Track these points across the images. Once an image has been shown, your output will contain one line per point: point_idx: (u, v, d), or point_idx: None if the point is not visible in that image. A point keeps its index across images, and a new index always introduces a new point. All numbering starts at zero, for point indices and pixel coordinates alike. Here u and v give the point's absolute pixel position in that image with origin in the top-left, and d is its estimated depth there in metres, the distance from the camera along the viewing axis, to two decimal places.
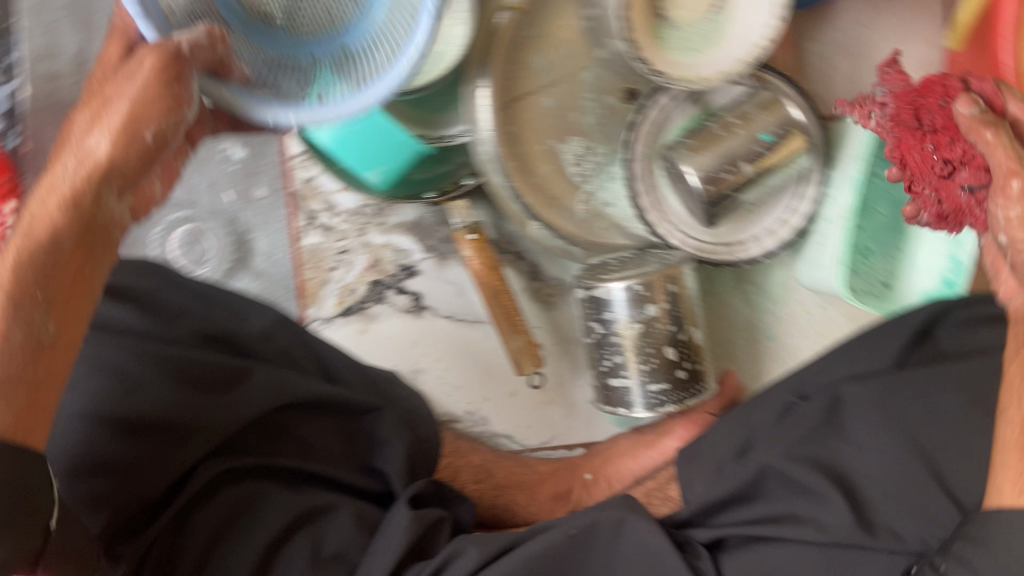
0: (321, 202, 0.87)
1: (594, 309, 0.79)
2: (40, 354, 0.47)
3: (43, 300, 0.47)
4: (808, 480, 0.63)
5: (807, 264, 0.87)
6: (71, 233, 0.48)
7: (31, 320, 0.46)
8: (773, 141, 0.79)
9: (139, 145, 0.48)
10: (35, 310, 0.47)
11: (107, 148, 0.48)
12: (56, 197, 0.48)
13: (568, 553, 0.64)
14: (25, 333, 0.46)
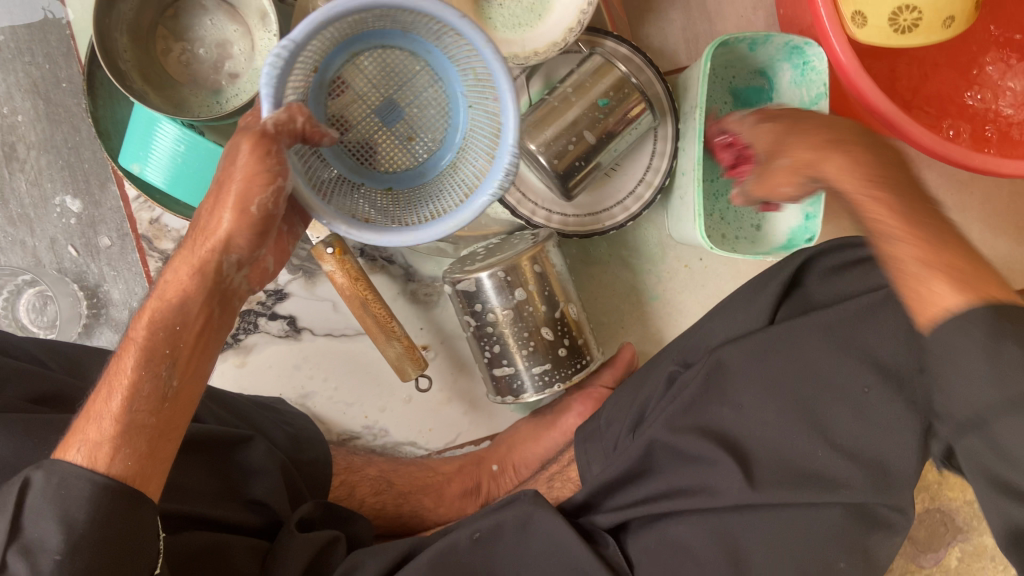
0: (171, 240, 0.82)
1: (465, 302, 0.77)
2: (166, 403, 0.52)
3: (166, 363, 0.52)
4: (694, 447, 0.61)
5: (676, 221, 0.86)
6: (185, 317, 0.53)
7: (157, 383, 0.51)
8: (612, 103, 0.77)
9: (251, 218, 0.53)
10: (160, 370, 0.52)
11: (226, 224, 0.52)
12: (190, 264, 0.53)
13: (474, 553, 0.64)
14: (119, 389, 0.50)
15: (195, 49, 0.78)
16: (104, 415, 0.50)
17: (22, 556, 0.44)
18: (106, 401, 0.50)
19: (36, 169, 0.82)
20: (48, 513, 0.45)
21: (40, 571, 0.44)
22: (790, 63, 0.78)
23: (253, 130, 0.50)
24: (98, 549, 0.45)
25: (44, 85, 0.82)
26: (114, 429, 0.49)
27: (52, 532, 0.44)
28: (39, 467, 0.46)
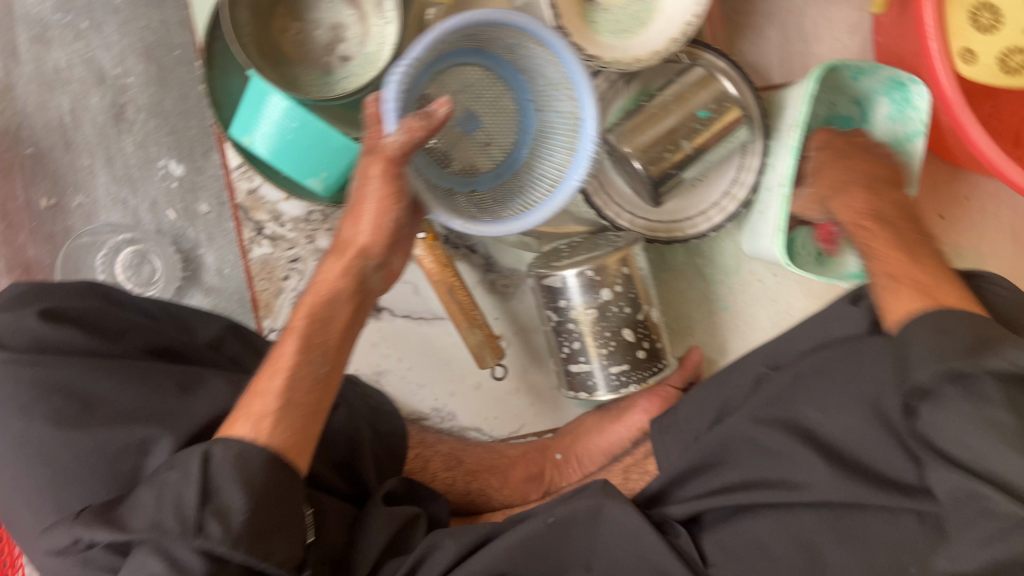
0: (267, 212, 0.85)
1: (548, 298, 0.79)
2: (319, 387, 0.56)
3: (320, 351, 0.57)
4: (774, 444, 0.63)
5: (750, 236, 0.88)
6: (333, 310, 0.59)
7: (312, 368, 0.56)
8: (712, 116, 0.79)
9: (384, 231, 0.59)
10: (313, 360, 0.56)
11: (365, 235, 0.59)
12: (343, 259, 0.60)
13: (551, 538, 0.64)
14: (281, 372, 0.54)
15: (311, 30, 0.81)
16: (266, 392, 0.53)
17: (216, 518, 0.47)
18: (269, 381, 0.54)
19: (143, 131, 0.84)
20: (232, 481, 0.49)
21: (232, 530, 0.47)
22: (889, 98, 0.83)
23: (378, 154, 0.55)
24: (265, 511, 0.49)
25: (157, 51, 0.84)
26: (276, 406, 0.53)
27: (237, 497, 0.48)
28: (217, 444, 0.50)
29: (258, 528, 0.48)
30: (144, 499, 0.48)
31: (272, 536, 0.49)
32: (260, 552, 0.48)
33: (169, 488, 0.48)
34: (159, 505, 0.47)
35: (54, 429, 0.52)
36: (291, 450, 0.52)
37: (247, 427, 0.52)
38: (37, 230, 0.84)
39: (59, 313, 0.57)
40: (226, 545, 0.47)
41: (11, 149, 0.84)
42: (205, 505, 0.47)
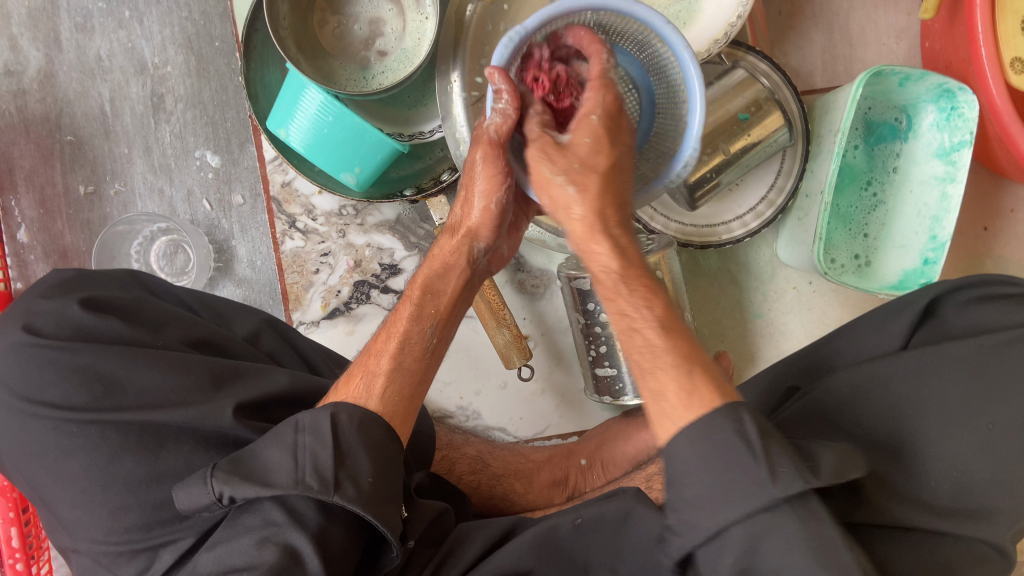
0: (300, 205, 0.85)
1: (579, 299, 0.78)
2: (431, 356, 0.58)
3: (433, 322, 0.58)
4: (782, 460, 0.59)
5: (789, 240, 0.87)
6: (431, 299, 0.59)
7: (423, 336, 0.58)
8: (752, 119, 0.78)
9: (492, 213, 0.57)
10: (425, 329, 0.58)
11: (474, 219, 0.58)
12: (454, 239, 0.59)
13: (575, 541, 0.64)
14: (397, 335, 0.57)
15: (349, 24, 0.80)
16: (380, 355, 0.56)
17: (349, 479, 0.47)
18: (384, 343, 0.57)
19: (181, 122, 0.85)
20: (359, 445, 0.49)
21: (363, 492, 0.47)
22: (936, 105, 0.82)
23: (479, 138, 0.53)
24: (386, 475, 0.50)
25: (197, 41, 0.85)
26: (389, 369, 0.55)
27: (364, 460, 0.49)
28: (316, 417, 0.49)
29: (381, 492, 0.49)
30: (275, 457, 0.48)
31: (389, 503, 0.49)
32: (382, 516, 0.48)
33: (300, 446, 0.48)
34: (295, 463, 0.47)
35: (97, 415, 0.52)
36: (394, 416, 0.54)
37: (361, 387, 0.54)
38: (74, 217, 0.85)
39: (99, 302, 0.58)
40: (358, 506, 0.47)
41: (52, 135, 0.85)
42: (339, 467, 0.47)
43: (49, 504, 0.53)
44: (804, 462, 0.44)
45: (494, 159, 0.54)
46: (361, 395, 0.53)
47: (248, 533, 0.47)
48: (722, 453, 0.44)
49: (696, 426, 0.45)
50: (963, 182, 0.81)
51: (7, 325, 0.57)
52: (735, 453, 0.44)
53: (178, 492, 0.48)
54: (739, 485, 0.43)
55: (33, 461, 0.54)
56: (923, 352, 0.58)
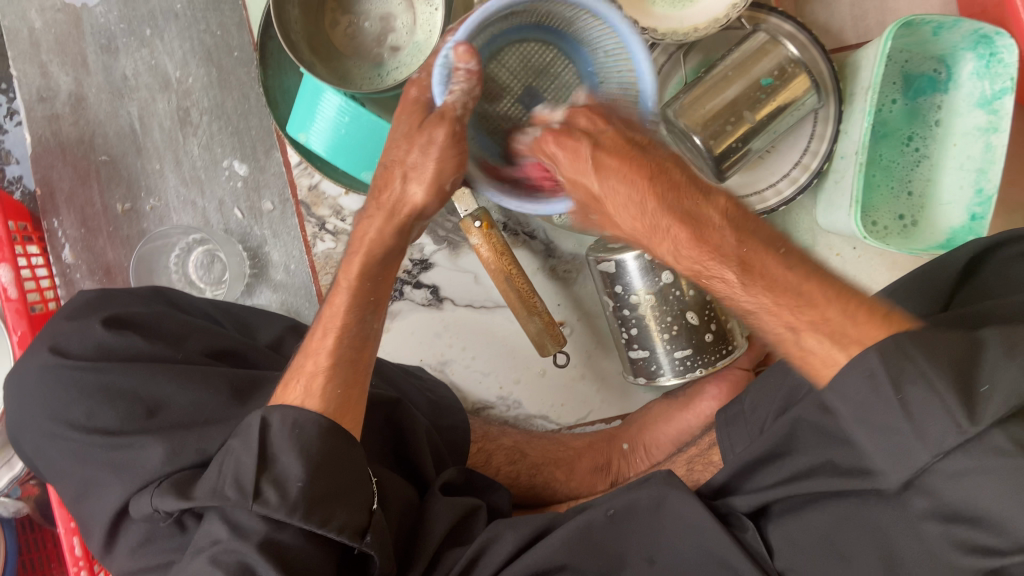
0: (328, 208, 0.86)
1: (609, 282, 0.77)
2: (366, 342, 0.57)
3: (371, 306, 0.57)
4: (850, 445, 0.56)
5: (826, 207, 0.83)
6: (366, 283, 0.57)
7: (363, 323, 0.57)
8: (776, 83, 0.75)
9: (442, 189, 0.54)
10: (365, 315, 0.57)
11: (421, 197, 0.54)
12: (393, 221, 0.55)
13: (612, 529, 0.64)
14: (335, 308, 0.57)
15: (360, 22, 0.80)
16: (320, 350, 0.56)
17: (272, 485, 0.48)
18: (321, 339, 0.56)
19: (208, 134, 0.87)
20: (288, 447, 0.49)
21: (288, 497, 0.47)
22: (974, 52, 0.78)
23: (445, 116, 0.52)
24: (323, 475, 0.49)
25: (217, 52, 0.86)
26: (328, 364, 0.55)
27: (294, 463, 0.48)
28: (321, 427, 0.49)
29: (315, 493, 0.48)
30: (210, 471, 0.50)
31: (331, 500, 0.49)
32: (320, 517, 0.48)
33: (232, 456, 0.50)
34: (221, 474, 0.49)
35: (119, 429, 0.54)
36: (340, 411, 0.53)
37: (301, 388, 0.54)
38: (115, 234, 0.88)
39: (122, 319, 0.60)
40: (280, 513, 0.47)
41: (87, 157, 0.87)
42: (262, 474, 0.48)
43: (88, 517, 0.55)
44: (966, 386, 0.42)
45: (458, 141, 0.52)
46: (301, 397, 0.53)
47: (200, 553, 0.48)
48: (890, 393, 0.43)
49: (889, 377, 0.43)
50: (1008, 131, 0.77)
51: (38, 347, 0.59)
52: (915, 398, 0.42)
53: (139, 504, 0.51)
54: (935, 425, 0.42)
55: (68, 475, 0.56)
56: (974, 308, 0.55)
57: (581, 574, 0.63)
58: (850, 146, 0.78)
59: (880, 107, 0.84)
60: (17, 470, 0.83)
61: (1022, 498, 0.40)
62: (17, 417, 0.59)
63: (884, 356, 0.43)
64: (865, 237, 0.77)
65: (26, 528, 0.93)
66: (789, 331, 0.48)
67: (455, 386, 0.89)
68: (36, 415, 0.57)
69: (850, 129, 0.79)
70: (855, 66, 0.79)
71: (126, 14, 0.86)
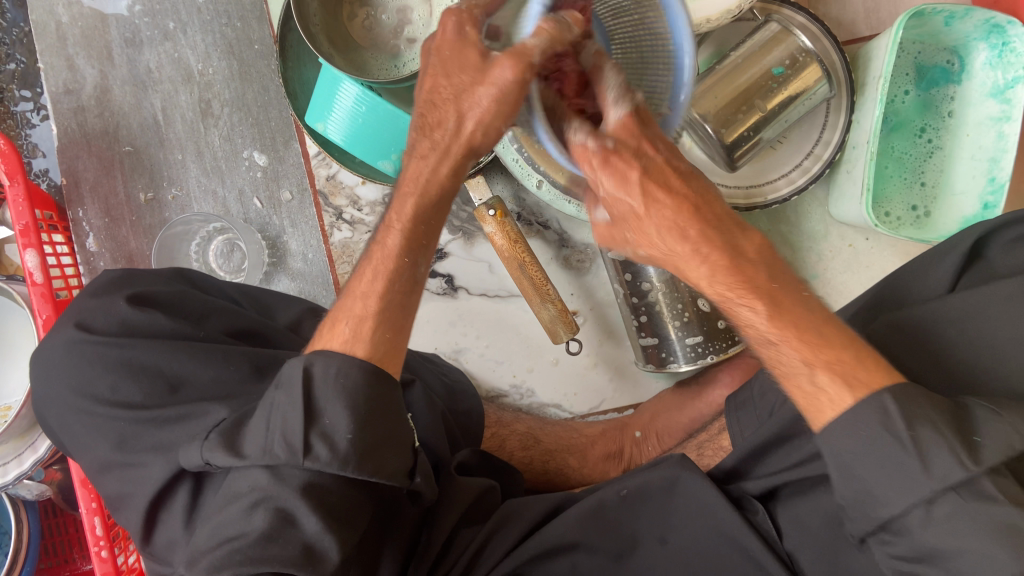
0: (345, 197, 0.88)
1: (622, 269, 0.77)
2: (416, 287, 0.57)
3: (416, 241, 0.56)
4: None
5: (837, 198, 0.84)
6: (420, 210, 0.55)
7: (406, 267, 0.56)
8: (787, 73, 0.75)
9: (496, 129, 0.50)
10: (413, 258, 0.56)
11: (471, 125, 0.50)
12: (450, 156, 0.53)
13: (622, 512, 0.64)
14: (383, 256, 0.56)
15: (378, 15, 0.82)
16: (369, 294, 0.55)
17: (322, 440, 0.48)
18: (370, 282, 0.55)
19: (229, 125, 0.88)
20: (335, 398, 0.49)
21: (338, 451, 0.47)
22: (986, 42, 0.78)
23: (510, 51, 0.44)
24: (368, 428, 0.49)
25: (238, 46, 0.88)
26: (377, 309, 0.54)
27: (341, 415, 0.48)
28: (340, 393, 0.49)
29: (363, 445, 0.48)
30: (257, 424, 0.49)
31: (378, 448, 0.49)
32: (370, 466, 0.48)
33: (278, 410, 0.49)
34: (269, 431, 0.48)
35: (140, 404, 0.55)
36: (385, 356, 0.54)
37: (347, 332, 0.54)
38: (137, 223, 0.90)
39: (145, 297, 0.61)
40: (335, 466, 0.47)
41: (111, 148, 0.90)
42: (311, 428, 0.48)
43: (111, 488, 0.56)
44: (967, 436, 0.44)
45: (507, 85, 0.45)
46: (348, 341, 0.53)
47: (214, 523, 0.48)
48: (872, 446, 0.45)
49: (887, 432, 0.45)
50: (1019, 120, 0.78)
51: (62, 325, 0.61)
52: (890, 450, 0.44)
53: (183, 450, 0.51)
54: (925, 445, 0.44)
55: (90, 449, 0.57)
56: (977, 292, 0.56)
57: (591, 551, 0.64)
58: (862, 135, 0.79)
59: (892, 99, 0.84)
60: (41, 453, 0.84)
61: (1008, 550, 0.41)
62: (43, 391, 0.60)
63: (868, 404, 0.46)
64: (876, 225, 0.77)
65: (48, 514, 0.94)
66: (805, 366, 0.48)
67: (469, 374, 0.90)
68: (61, 389, 0.59)
69: (864, 119, 0.79)
70: (867, 56, 0.80)
71: (150, 9, 0.89)
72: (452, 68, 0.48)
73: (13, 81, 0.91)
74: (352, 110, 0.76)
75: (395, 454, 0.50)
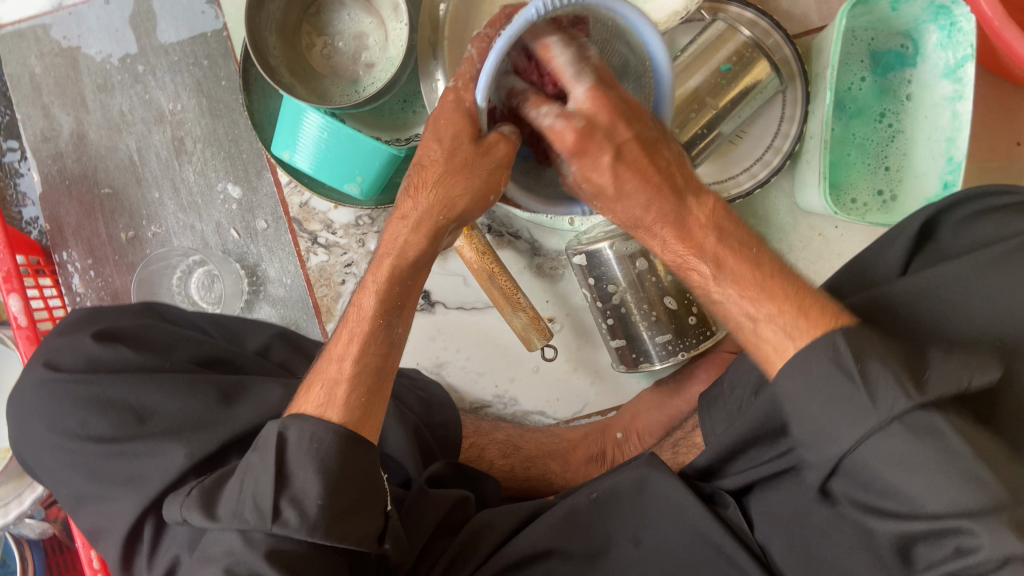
0: (319, 222, 0.89)
1: (587, 272, 0.78)
2: (391, 349, 0.58)
3: (395, 309, 0.58)
4: None
5: (800, 186, 0.85)
6: (392, 289, 0.57)
7: (386, 326, 0.57)
8: (735, 69, 0.76)
9: (457, 204, 0.54)
10: (389, 319, 0.58)
11: (442, 205, 0.54)
12: (423, 233, 0.56)
13: (593, 513, 0.65)
14: (359, 314, 0.57)
15: (335, 43, 0.84)
16: (345, 356, 0.56)
17: (291, 504, 0.48)
18: (346, 347, 0.57)
19: (202, 160, 0.91)
20: (304, 464, 0.50)
21: (308, 516, 0.48)
22: (936, 24, 0.79)
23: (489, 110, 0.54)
24: (342, 489, 0.50)
25: (206, 83, 0.90)
26: (352, 372, 0.56)
27: (312, 482, 0.49)
28: (293, 422, 0.52)
29: (332, 510, 0.49)
30: (232, 487, 0.51)
31: (349, 513, 0.50)
32: (338, 533, 0.49)
33: (251, 472, 0.51)
34: (242, 493, 0.50)
35: (110, 440, 0.57)
36: (360, 421, 0.54)
37: (322, 397, 0.55)
38: (120, 261, 0.92)
39: (111, 333, 0.63)
40: (303, 533, 0.48)
41: (91, 191, 0.92)
42: (279, 493, 0.49)
43: (89, 521, 0.59)
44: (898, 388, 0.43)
45: (484, 157, 0.51)
46: (321, 406, 0.54)
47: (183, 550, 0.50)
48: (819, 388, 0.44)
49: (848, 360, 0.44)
50: (972, 98, 0.78)
51: (32, 366, 0.63)
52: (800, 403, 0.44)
53: (168, 504, 0.53)
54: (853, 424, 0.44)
55: (66, 484, 0.59)
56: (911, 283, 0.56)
57: (566, 556, 0.64)
58: (816, 125, 0.80)
59: (850, 87, 0.85)
60: (39, 491, 0.86)
61: (957, 472, 0.40)
62: (18, 431, 0.62)
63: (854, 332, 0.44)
64: (836, 212, 0.78)
65: (55, 551, 0.96)
66: (748, 317, 0.50)
67: (452, 387, 0.91)
68: (35, 428, 0.60)
69: (818, 109, 0.80)
70: (819, 47, 0.80)
71: (119, 53, 0.91)
72: (446, 134, 0.51)
73: None
74: (310, 137, 0.77)
75: (367, 515, 0.51)
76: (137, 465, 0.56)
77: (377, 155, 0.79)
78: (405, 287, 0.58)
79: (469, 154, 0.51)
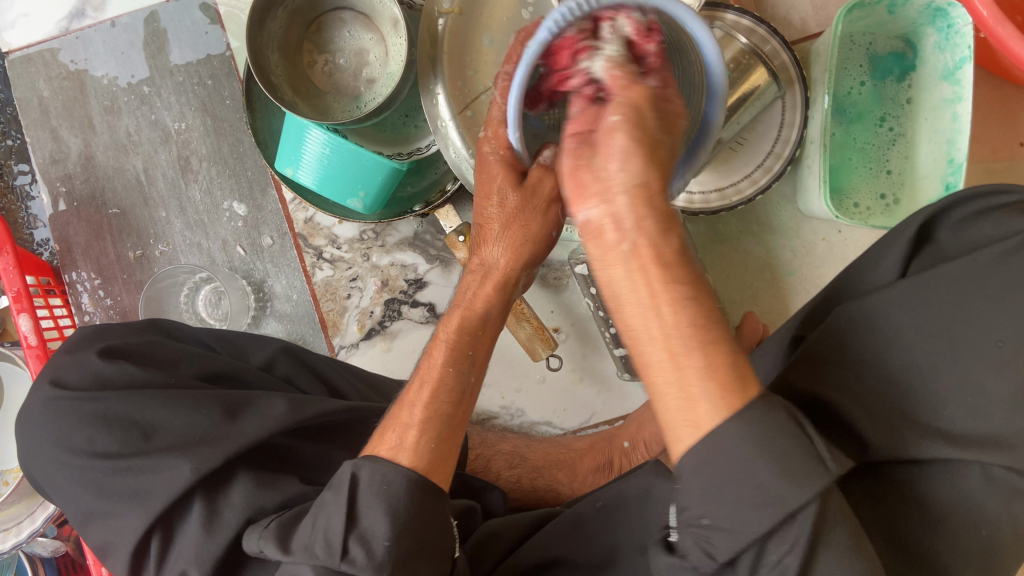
0: (324, 237, 0.90)
1: (590, 280, 0.79)
2: (466, 395, 0.57)
3: (469, 362, 0.58)
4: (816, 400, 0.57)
5: (802, 191, 0.85)
6: (465, 342, 0.58)
7: (460, 376, 0.57)
8: (732, 76, 0.77)
9: (525, 247, 0.58)
10: (463, 371, 0.58)
11: (507, 258, 0.58)
12: (491, 283, 0.59)
13: (599, 521, 0.65)
14: (431, 366, 0.58)
15: (336, 60, 0.85)
16: (414, 402, 0.56)
17: (359, 543, 0.47)
18: (418, 393, 0.56)
19: (207, 179, 0.92)
20: (377, 505, 0.48)
21: (375, 557, 0.47)
22: (934, 26, 0.79)
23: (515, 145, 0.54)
24: (411, 532, 0.48)
25: (210, 102, 0.92)
26: (422, 417, 0.54)
27: (380, 522, 0.48)
28: (362, 462, 0.50)
29: (399, 552, 0.47)
30: (306, 524, 0.50)
31: (416, 556, 0.48)
32: (404, 575, 0.47)
33: (324, 512, 0.50)
34: (314, 529, 0.49)
35: (115, 455, 0.58)
36: (430, 466, 0.52)
37: (395, 440, 0.54)
38: (129, 280, 0.93)
39: (116, 350, 0.64)
40: (370, 572, 0.46)
41: (99, 211, 0.93)
42: (349, 532, 0.48)
43: (97, 537, 0.59)
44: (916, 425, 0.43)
45: (533, 197, 0.56)
46: (393, 448, 0.53)
47: None
48: None
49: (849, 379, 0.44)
50: (972, 99, 0.77)
51: (39, 384, 0.64)
52: None
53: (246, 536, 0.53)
54: None
55: (73, 501, 0.60)
56: (902, 288, 0.56)
57: (572, 566, 0.64)
58: (817, 131, 0.79)
59: (849, 92, 0.85)
60: (51, 509, 0.87)
61: None
62: (26, 448, 0.63)
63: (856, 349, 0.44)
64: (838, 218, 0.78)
65: (68, 569, 0.97)
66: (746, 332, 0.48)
67: None
68: (42, 445, 0.61)
69: (818, 115, 0.80)
70: (817, 54, 0.81)
71: (124, 76, 0.93)
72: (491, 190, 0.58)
73: (10, 158, 0.96)
74: (310, 152, 0.78)
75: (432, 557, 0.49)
76: (143, 481, 0.57)
77: (378, 169, 0.79)
78: (484, 340, 0.59)
79: (520, 199, 0.57)
